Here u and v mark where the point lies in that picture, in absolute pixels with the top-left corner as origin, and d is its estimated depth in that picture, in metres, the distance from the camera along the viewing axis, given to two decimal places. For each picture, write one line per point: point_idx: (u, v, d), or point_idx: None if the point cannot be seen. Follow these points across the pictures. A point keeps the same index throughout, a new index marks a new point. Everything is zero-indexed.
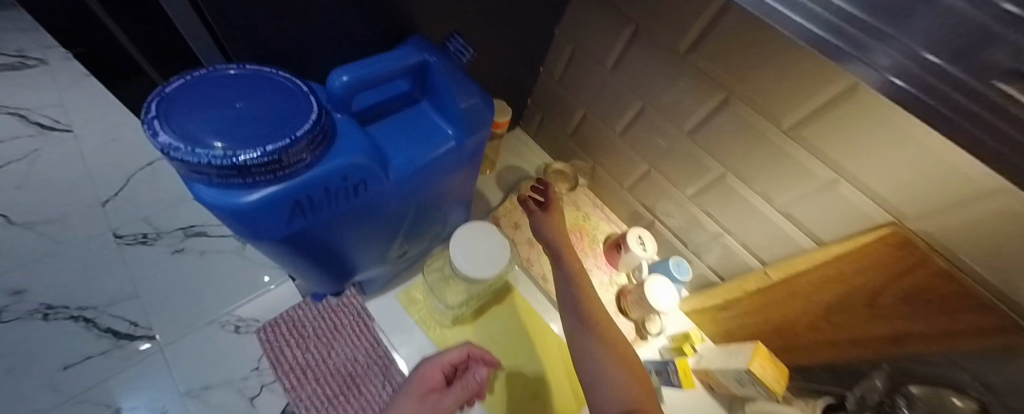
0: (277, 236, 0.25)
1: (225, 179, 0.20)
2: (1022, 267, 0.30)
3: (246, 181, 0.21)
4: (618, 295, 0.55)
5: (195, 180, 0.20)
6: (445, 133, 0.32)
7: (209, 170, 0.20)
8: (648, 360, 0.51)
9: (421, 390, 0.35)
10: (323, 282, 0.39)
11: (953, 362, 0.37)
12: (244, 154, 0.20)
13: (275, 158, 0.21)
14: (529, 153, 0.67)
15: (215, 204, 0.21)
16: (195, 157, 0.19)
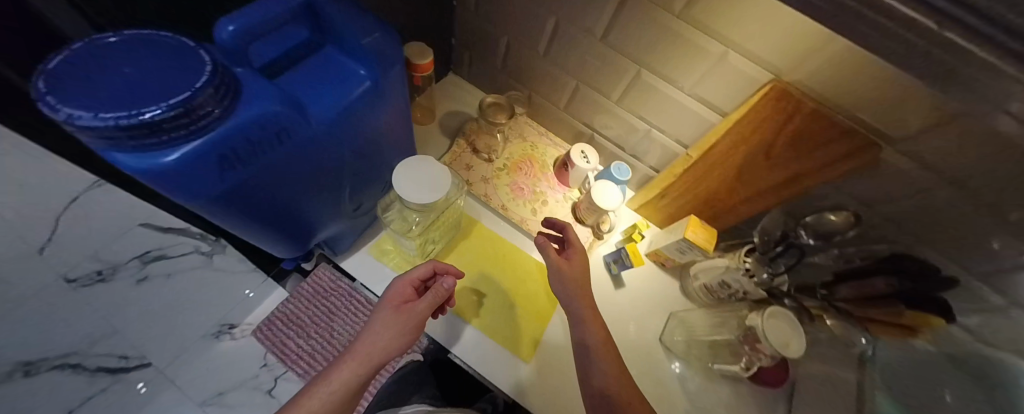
0: (213, 195, 0.26)
1: (137, 141, 0.21)
2: (865, 92, 0.36)
3: (160, 140, 0.21)
4: (573, 207, 0.60)
5: (108, 148, 0.21)
6: (359, 74, 0.33)
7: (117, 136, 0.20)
8: (605, 255, 0.58)
9: (394, 299, 0.41)
10: (287, 247, 0.41)
11: (836, 188, 0.45)
12: (148, 111, 0.20)
13: (183, 112, 0.21)
14: (468, 96, 0.68)
15: (138, 168, 0.21)
16: (101, 121, 0.19)
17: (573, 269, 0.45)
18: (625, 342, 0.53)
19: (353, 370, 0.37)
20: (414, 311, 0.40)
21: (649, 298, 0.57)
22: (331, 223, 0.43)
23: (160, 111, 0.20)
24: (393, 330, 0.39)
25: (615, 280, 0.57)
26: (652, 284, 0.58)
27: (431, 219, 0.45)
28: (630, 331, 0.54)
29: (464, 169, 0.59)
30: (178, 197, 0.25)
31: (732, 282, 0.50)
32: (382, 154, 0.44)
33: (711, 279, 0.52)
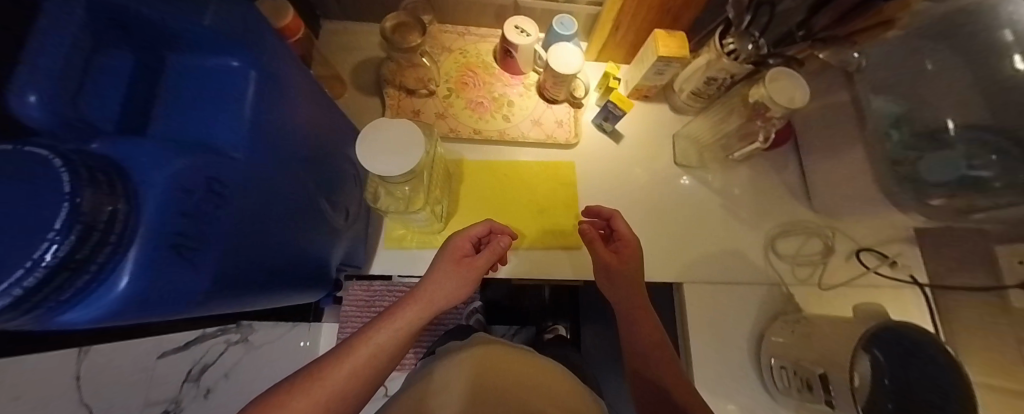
0: (208, 283, 0.22)
1: (67, 289, 0.16)
2: None
3: (94, 274, 0.17)
4: (540, 92, 0.55)
5: (38, 315, 0.16)
6: (233, 67, 0.24)
7: (40, 298, 0.15)
8: (594, 119, 0.55)
9: (454, 252, 0.41)
10: (311, 292, 0.38)
11: None
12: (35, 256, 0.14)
13: (86, 230, 0.16)
14: (361, 38, 0.55)
15: (104, 313, 0.17)
16: None
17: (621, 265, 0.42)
18: (648, 183, 0.55)
19: (417, 316, 0.38)
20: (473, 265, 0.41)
21: (650, 134, 0.57)
22: (337, 248, 0.39)
23: (55, 244, 0.15)
24: (456, 283, 0.40)
25: (613, 136, 0.56)
26: (646, 120, 0.57)
27: (422, 185, 0.42)
28: (648, 171, 0.55)
29: (414, 116, 0.52)
30: (174, 310, 0.21)
31: (717, 74, 0.49)
32: (327, 150, 0.38)
33: (697, 82, 0.52)
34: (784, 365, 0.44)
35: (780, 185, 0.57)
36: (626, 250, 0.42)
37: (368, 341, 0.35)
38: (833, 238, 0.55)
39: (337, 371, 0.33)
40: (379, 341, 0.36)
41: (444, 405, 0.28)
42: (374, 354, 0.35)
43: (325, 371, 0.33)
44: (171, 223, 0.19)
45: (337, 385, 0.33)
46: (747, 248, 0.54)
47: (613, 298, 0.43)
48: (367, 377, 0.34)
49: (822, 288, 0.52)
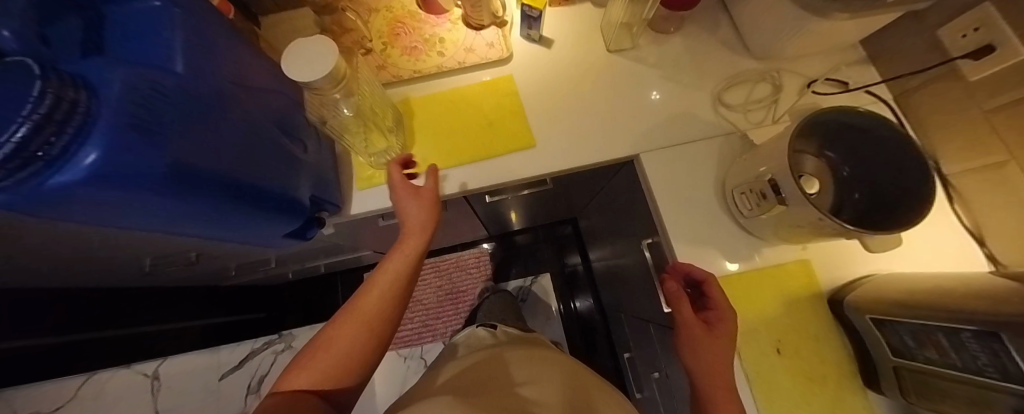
0: (165, 171, 0.26)
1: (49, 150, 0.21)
2: None
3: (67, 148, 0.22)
4: (466, 22, 0.59)
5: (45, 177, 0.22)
6: (158, 8, 0.29)
7: (21, 142, 0.20)
8: (521, 32, 0.58)
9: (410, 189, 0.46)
10: (286, 224, 0.42)
11: None
12: (16, 133, 0.20)
13: (50, 104, 0.20)
14: (297, 24, 0.61)
15: (86, 180, 0.22)
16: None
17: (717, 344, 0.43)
18: (587, 74, 0.57)
19: (414, 244, 0.44)
20: (422, 194, 0.46)
21: (578, 30, 0.59)
22: (304, 184, 0.43)
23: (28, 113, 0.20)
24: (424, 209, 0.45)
25: (544, 43, 0.58)
26: (571, 19, 0.59)
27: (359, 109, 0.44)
28: (586, 64, 0.58)
29: None
30: (147, 189, 0.26)
31: None
32: (274, 94, 0.42)
33: None
34: (744, 190, 0.45)
35: (717, 44, 0.58)
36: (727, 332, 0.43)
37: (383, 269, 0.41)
38: (780, 77, 0.55)
39: (369, 299, 0.39)
40: (394, 269, 0.41)
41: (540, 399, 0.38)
42: (392, 279, 0.41)
43: (355, 304, 0.39)
44: (126, 108, 0.23)
45: (370, 310, 0.38)
46: (697, 108, 0.55)
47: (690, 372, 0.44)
48: (396, 300, 0.40)
49: (778, 124, 0.53)
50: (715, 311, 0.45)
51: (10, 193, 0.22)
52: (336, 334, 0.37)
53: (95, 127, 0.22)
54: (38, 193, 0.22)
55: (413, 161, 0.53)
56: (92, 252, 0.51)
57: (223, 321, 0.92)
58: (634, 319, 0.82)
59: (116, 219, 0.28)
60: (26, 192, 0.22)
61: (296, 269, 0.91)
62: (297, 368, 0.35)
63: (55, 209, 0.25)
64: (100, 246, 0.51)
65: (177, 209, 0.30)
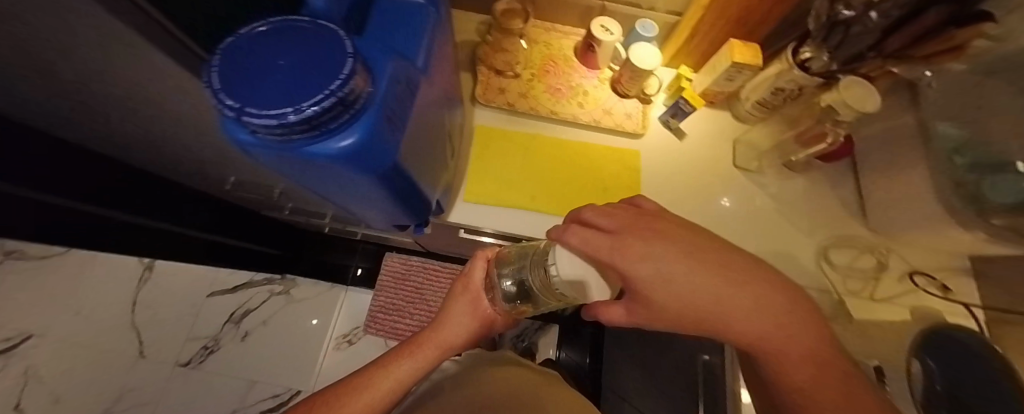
0: (383, 163, 0.27)
1: (328, 123, 0.21)
2: None
3: (337, 126, 0.22)
4: (613, 85, 0.60)
5: (308, 142, 0.22)
6: (424, 8, 0.31)
7: (315, 114, 0.20)
8: (662, 115, 0.59)
9: (472, 304, 0.45)
10: (405, 217, 0.43)
11: None
12: (316, 102, 0.20)
13: (353, 85, 0.21)
14: (462, 24, 0.63)
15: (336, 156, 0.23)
16: (293, 118, 0.19)
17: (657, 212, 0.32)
18: (709, 178, 0.58)
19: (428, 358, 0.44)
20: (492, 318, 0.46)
21: (712, 135, 0.60)
22: (437, 187, 0.44)
23: (336, 87, 0.20)
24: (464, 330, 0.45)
25: (677, 133, 0.59)
26: (710, 123, 0.60)
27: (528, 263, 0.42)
28: (709, 169, 0.58)
29: (498, 94, 0.58)
30: (358, 172, 0.26)
31: (786, 85, 0.51)
32: (451, 97, 0.44)
33: (764, 91, 0.54)
34: None
35: (835, 200, 0.59)
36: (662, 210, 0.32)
37: (390, 374, 0.42)
38: (887, 256, 0.56)
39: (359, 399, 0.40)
40: (398, 377, 0.42)
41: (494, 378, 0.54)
42: (392, 386, 0.41)
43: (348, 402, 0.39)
44: (389, 104, 0.25)
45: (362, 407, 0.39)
46: (799, 253, 0.55)
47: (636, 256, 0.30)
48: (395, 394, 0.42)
49: (874, 301, 0.53)
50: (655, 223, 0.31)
51: (264, 144, 0.22)
52: None
53: (367, 114, 0.23)
54: (284, 150, 0.23)
55: (523, 195, 0.53)
56: (199, 161, 0.52)
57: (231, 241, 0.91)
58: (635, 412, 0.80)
59: (300, 177, 0.29)
60: (276, 145, 0.22)
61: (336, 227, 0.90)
62: None
63: (270, 159, 0.25)
64: (202, 159, 0.51)
65: (347, 184, 0.30)
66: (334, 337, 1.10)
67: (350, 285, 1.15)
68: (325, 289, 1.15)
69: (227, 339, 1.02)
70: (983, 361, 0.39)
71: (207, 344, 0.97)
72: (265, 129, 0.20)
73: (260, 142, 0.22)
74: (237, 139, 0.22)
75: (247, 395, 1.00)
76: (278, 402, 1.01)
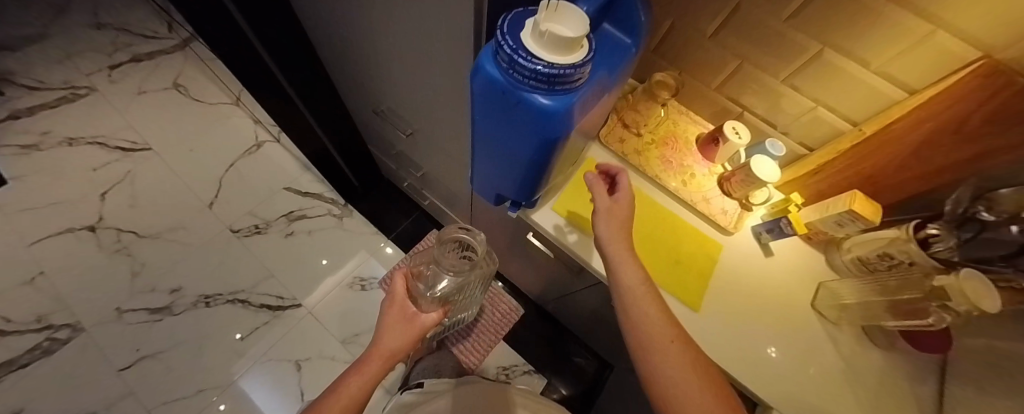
0: (559, 135, 0.32)
1: (563, 85, 0.27)
2: None
3: (565, 89, 0.27)
4: (720, 182, 0.64)
5: (536, 92, 0.27)
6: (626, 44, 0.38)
7: (557, 75, 0.25)
8: (756, 226, 0.60)
9: (401, 312, 0.57)
10: (515, 192, 0.48)
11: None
12: (573, 67, 0.25)
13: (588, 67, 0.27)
14: None
15: (549, 109, 0.28)
16: (554, 68, 0.24)
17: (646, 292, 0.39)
18: (789, 306, 0.56)
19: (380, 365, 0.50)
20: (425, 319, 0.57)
21: (800, 271, 0.59)
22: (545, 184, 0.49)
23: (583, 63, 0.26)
24: (401, 334, 0.54)
25: (765, 249, 0.60)
26: (799, 255, 0.60)
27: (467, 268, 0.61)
28: (790, 300, 0.56)
29: (617, 142, 0.64)
30: (538, 131, 0.32)
31: (896, 254, 0.50)
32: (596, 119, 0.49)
33: (870, 251, 0.53)
34: None
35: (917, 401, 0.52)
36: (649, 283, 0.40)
37: (343, 391, 0.46)
38: None
39: None
40: (352, 391, 0.46)
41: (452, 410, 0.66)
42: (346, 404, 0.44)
43: None
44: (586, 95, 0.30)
45: None
46: None
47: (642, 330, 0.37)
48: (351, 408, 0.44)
49: None
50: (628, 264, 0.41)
51: (503, 80, 0.28)
52: None
53: (573, 96, 0.28)
54: (509, 88, 0.28)
55: None
56: (373, 84, 0.66)
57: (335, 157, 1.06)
58: None
59: (482, 108, 0.35)
60: (507, 82, 0.28)
61: (417, 182, 1.02)
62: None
63: (484, 87, 0.31)
64: (378, 82, 0.64)
65: (507, 132, 0.36)
66: (352, 276, 1.14)
67: (390, 241, 1.23)
68: (367, 233, 1.23)
69: (274, 228, 1.17)
70: None
71: (258, 224, 1.16)
72: (522, 70, 0.25)
73: (501, 75, 0.27)
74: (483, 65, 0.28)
75: (261, 283, 1.08)
76: (278, 304, 1.06)
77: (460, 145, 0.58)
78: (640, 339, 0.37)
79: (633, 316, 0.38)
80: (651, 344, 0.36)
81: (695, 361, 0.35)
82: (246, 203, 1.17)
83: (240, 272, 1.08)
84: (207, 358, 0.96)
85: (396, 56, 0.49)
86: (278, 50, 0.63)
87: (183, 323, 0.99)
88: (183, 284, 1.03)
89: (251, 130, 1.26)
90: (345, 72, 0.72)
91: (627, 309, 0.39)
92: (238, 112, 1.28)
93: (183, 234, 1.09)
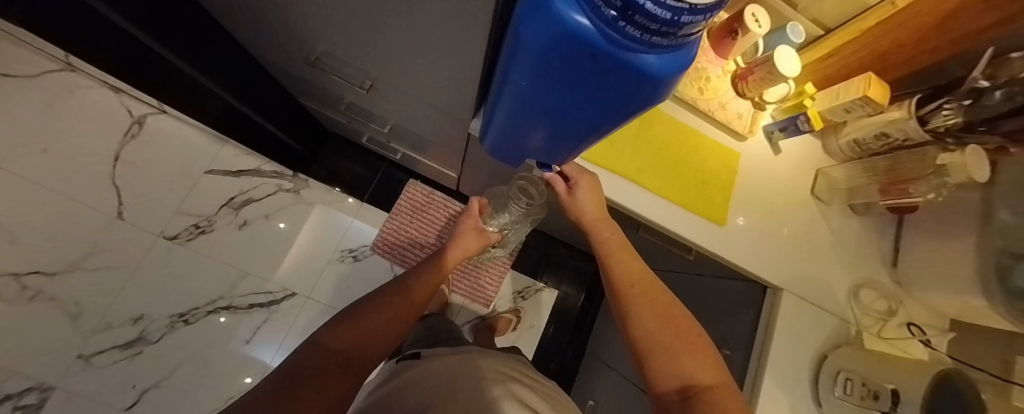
0: (647, 103, 0.24)
1: (689, 38, 0.18)
2: None
3: (685, 42, 0.18)
4: (733, 82, 0.60)
5: (645, 51, 0.18)
6: None
7: (695, 25, 0.16)
8: (768, 126, 0.60)
9: (474, 225, 0.61)
10: (546, 151, 0.41)
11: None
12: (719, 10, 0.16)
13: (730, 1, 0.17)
14: None
15: (659, 74, 0.19)
16: (701, 17, 0.15)
17: (615, 248, 0.48)
18: (792, 197, 0.61)
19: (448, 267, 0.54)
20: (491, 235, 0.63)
21: (801, 161, 0.62)
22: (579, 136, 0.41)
23: None
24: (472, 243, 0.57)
25: (774, 147, 0.61)
26: (800, 145, 0.63)
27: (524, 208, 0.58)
28: (791, 191, 0.61)
29: None
30: (622, 95, 0.23)
31: (893, 133, 0.53)
32: None
33: (869, 134, 0.56)
34: (851, 378, 0.54)
35: (875, 247, 0.65)
36: (623, 250, 0.49)
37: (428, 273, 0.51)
38: (898, 305, 0.63)
39: (388, 308, 0.42)
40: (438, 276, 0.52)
41: (434, 379, 0.44)
42: (432, 283, 0.50)
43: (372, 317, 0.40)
44: (697, 47, 0.20)
45: (404, 305, 0.44)
46: (835, 283, 0.61)
47: (613, 276, 0.47)
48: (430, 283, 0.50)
49: (878, 336, 0.62)
50: (602, 232, 0.49)
51: (595, 34, 0.17)
52: (339, 337, 0.36)
53: (684, 52, 0.20)
54: (604, 47, 0.18)
55: (630, 161, 0.52)
56: (286, 19, 0.44)
57: (251, 115, 0.82)
58: (621, 380, 0.87)
59: (531, 61, 0.24)
60: (602, 39, 0.17)
61: (380, 135, 0.86)
62: (354, 313, 0.39)
63: (549, 38, 0.20)
64: (299, 21, 0.43)
65: (562, 90, 0.26)
66: (340, 250, 1.05)
67: (365, 201, 1.11)
68: (338, 198, 1.09)
69: (222, 222, 0.98)
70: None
71: (198, 223, 0.96)
72: (643, 26, 0.16)
73: (592, 26, 0.17)
74: (562, 11, 0.16)
75: (238, 283, 0.97)
76: (271, 299, 0.98)
77: (453, 95, 0.45)
78: (613, 287, 0.46)
79: (609, 266, 0.48)
80: (624, 294, 0.45)
81: (658, 304, 0.43)
82: (167, 201, 0.95)
83: (207, 280, 0.95)
84: (220, 369, 0.91)
85: None
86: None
87: (171, 346, 0.90)
88: (145, 310, 0.89)
89: (117, 104, 0.93)
90: (228, 4, 0.47)
91: (607, 267, 0.48)
92: (87, 82, 0.91)
93: (109, 257, 0.88)
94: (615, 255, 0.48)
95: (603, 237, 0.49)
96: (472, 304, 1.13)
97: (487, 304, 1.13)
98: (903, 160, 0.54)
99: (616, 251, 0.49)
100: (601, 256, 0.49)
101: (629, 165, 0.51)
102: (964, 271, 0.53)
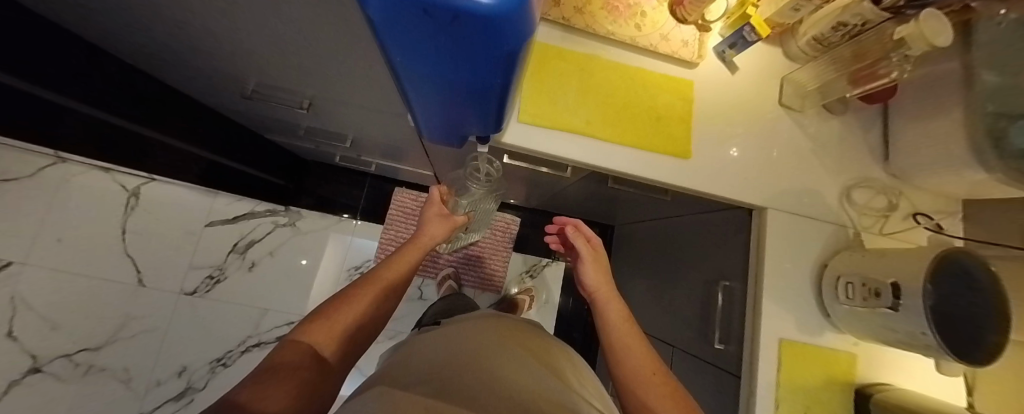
0: (522, 39, 0.23)
1: None
2: None
3: None
4: (672, 11, 0.57)
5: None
6: None
7: None
8: (718, 46, 0.58)
9: (438, 210, 0.59)
10: (479, 123, 0.40)
11: None
12: None
13: None
14: None
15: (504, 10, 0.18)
16: None
17: (626, 327, 0.48)
18: (756, 113, 0.58)
19: (419, 253, 0.53)
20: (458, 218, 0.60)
21: (762, 74, 0.60)
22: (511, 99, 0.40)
23: None
24: (441, 227, 0.57)
25: (729, 66, 0.59)
26: (757, 58, 0.60)
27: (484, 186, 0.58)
28: (757, 105, 0.58)
29: (553, 6, 0.53)
30: (493, 41, 0.22)
31: (850, 19, 0.49)
32: None
33: (826, 27, 0.52)
34: (853, 281, 0.52)
35: (862, 144, 0.62)
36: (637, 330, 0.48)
37: (397, 261, 0.49)
38: (897, 198, 0.61)
39: (362, 297, 0.41)
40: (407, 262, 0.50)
41: (440, 351, 0.40)
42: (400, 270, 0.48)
43: (342, 310, 0.38)
44: None
45: (377, 295, 0.42)
46: (824, 189, 0.59)
47: (620, 354, 0.44)
48: (402, 268, 0.48)
49: (881, 234, 0.60)
50: (614, 305, 0.51)
51: None
52: (314, 333, 0.35)
53: None
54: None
55: (575, 115, 0.51)
56: (210, 62, 0.46)
57: (228, 163, 0.85)
58: None
59: (397, 36, 0.23)
60: None
61: (352, 152, 0.88)
62: (328, 308, 0.38)
63: (381, 5, 0.19)
64: (219, 62, 0.45)
65: (444, 54, 0.25)
66: (346, 269, 1.10)
67: (360, 219, 1.15)
68: (333, 222, 1.12)
69: (233, 268, 1.05)
70: (987, 293, 0.43)
71: (211, 274, 1.03)
72: None
73: None
74: None
75: (261, 321, 1.03)
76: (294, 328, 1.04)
77: (385, 92, 0.46)
78: (622, 365, 0.43)
79: (617, 348, 0.45)
80: (634, 372, 0.42)
81: (674, 391, 0.39)
82: (179, 260, 1.01)
83: (234, 322, 1.02)
84: None
85: (215, 23, 0.32)
86: (51, 77, 0.41)
87: (217, 388, 0.98)
88: (186, 362, 0.97)
89: (111, 181, 0.94)
90: (158, 62, 0.49)
91: (615, 344, 0.46)
92: (80, 168, 0.90)
93: (143, 322, 0.96)
94: (628, 328, 0.47)
95: (617, 313, 0.50)
96: (482, 293, 1.16)
97: (498, 290, 1.16)
98: (865, 44, 0.50)
99: (631, 328, 0.48)
100: (611, 331, 0.48)
101: (573, 119, 0.51)
102: (955, 147, 0.50)
